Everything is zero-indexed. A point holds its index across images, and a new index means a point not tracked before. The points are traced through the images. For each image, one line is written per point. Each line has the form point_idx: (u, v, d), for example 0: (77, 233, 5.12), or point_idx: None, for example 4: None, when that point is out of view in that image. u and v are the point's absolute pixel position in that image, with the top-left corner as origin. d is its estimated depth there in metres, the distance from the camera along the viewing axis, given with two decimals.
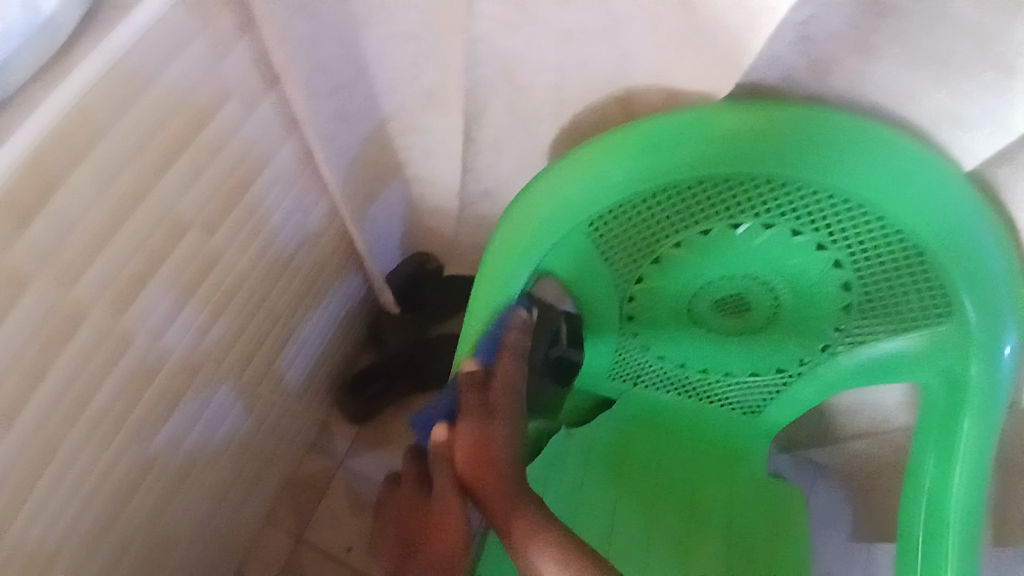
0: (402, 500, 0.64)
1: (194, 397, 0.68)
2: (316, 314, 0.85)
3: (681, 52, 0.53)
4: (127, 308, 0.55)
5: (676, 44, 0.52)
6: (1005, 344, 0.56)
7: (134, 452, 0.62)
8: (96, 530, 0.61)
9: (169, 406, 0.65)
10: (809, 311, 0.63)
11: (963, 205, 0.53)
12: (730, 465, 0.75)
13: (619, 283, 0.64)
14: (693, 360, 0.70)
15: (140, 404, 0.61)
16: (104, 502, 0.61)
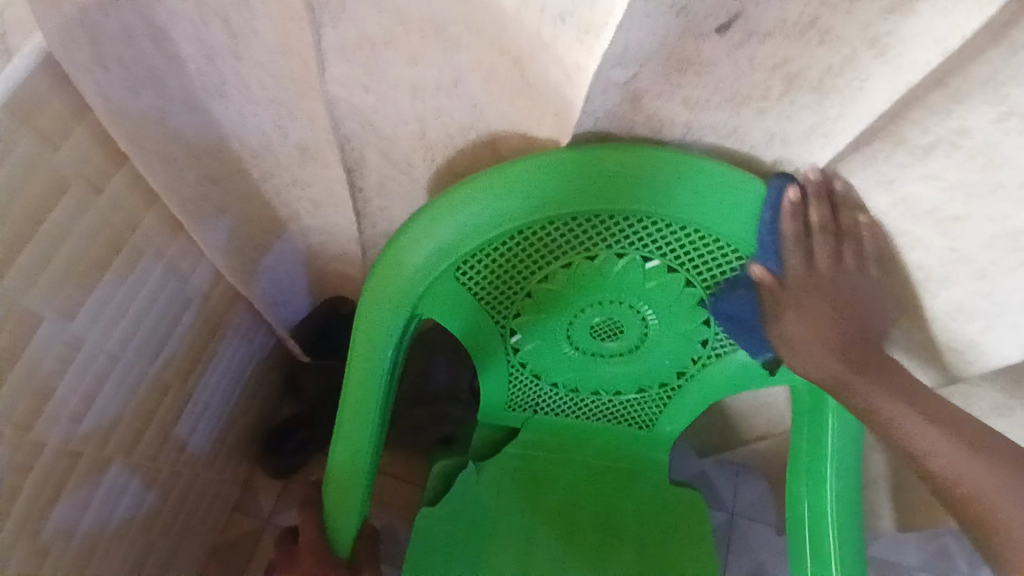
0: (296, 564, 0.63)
1: (82, 482, 0.66)
2: (213, 376, 0.86)
3: (520, 102, 0.54)
4: None
5: (513, 95, 0.53)
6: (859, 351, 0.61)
7: (22, 550, 0.60)
8: None
9: (52, 499, 0.63)
10: (674, 328, 0.67)
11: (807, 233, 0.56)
12: (635, 478, 0.77)
13: (498, 317, 0.66)
14: (582, 383, 0.73)
15: (20, 501, 0.59)
16: None
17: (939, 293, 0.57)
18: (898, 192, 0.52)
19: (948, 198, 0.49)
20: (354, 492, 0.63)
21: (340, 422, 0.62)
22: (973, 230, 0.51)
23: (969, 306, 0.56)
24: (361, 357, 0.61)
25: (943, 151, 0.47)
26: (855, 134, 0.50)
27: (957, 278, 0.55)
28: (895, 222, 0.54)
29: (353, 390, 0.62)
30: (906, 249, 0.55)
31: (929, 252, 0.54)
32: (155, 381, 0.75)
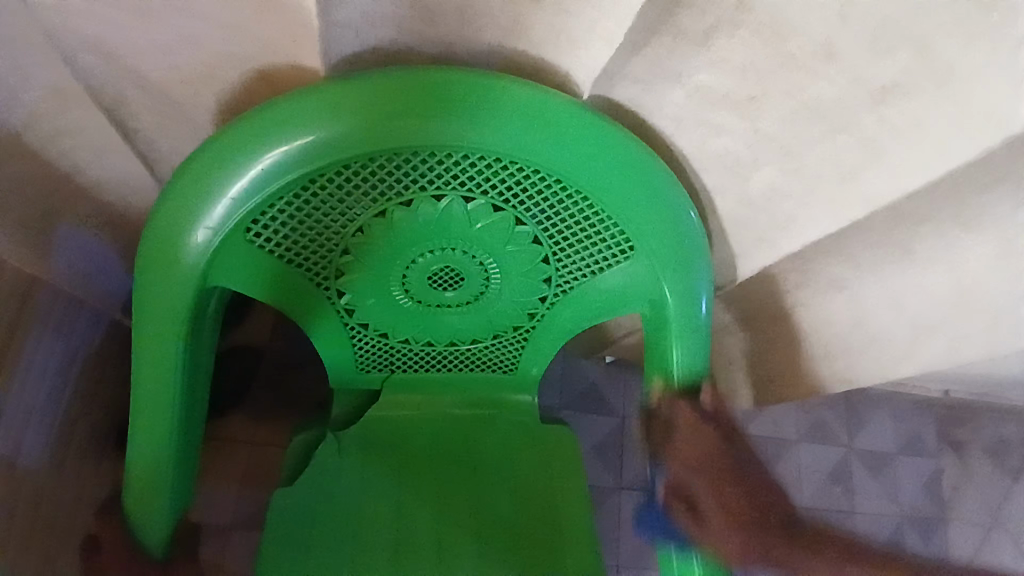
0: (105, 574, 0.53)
1: None
2: (27, 380, 0.75)
3: (268, 19, 0.51)
4: None
5: (258, 12, 0.50)
6: (695, 266, 0.60)
7: None
8: None
9: None
10: (514, 270, 0.62)
11: (613, 141, 0.54)
12: (499, 419, 0.76)
13: (317, 279, 0.59)
14: (431, 336, 0.68)
15: None
16: None
17: (750, 176, 0.61)
18: (690, 82, 0.55)
19: (738, 78, 0.53)
20: (159, 489, 0.53)
21: (135, 416, 0.53)
22: (773, 105, 0.54)
23: (780, 184, 0.60)
24: (153, 342, 0.52)
25: (725, 30, 0.50)
26: (628, 25, 0.50)
27: (764, 158, 0.59)
28: (696, 112, 0.57)
29: (146, 380, 0.53)
30: (716, 137, 0.59)
31: (734, 137, 0.58)
32: None
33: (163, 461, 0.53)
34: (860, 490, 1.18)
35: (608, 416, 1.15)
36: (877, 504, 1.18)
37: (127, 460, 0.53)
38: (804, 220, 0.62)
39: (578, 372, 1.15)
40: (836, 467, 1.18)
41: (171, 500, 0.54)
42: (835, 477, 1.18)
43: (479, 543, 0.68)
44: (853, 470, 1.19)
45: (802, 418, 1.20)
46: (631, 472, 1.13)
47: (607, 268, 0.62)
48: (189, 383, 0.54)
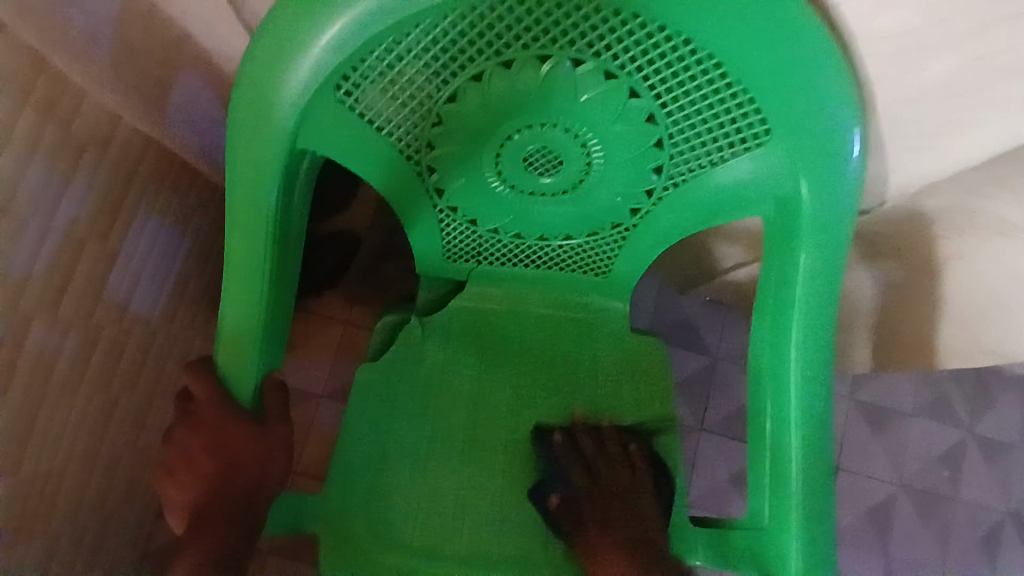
0: (198, 419, 0.52)
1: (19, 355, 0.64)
2: (142, 233, 0.81)
3: None
4: None
5: None
6: (846, 160, 0.50)
7: None
8: None
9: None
10: (621, 155, 0.55)
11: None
12: (589, 327, 0.72)
13: (408, 151, 0.56)
14: (522, 227, 0.64)
15: None
16: None
17: (926, 68, 0.49)
18: None
19: None
20: (249, 344, 0.53)
21: (227, 273, 0.53)
22: None
23: (963, 74, 0.48)
24: (241, 200, 0.51)
25: None
26: None
27: (947, 45, 0.47)
28: None
29: (238, 237, 0.52)
30: (884, 11, 0.46)
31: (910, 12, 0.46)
32: (65, 236, 0.68)
33: (249, 323, 0.53)
34: (968, 475, 1.10)
35: (700, 351, 1.09)
36: (983, 495, 1.10)
37: (219, 316, 0.53)
38: (992, 121, 0.51)
39: (671, 304, 1.09)
40: (944, 448, 1.11)
41: (261, 354, 0.53)
42: (942, 459, 1.10)
43: (554, 437, 0.69)
44: (964, 453, 1.11)
45: (923, 389, 1.12)
46: (714, 414, 1.08)
47: (733, 157, 0.54)
48: (277, 246, 0.53)
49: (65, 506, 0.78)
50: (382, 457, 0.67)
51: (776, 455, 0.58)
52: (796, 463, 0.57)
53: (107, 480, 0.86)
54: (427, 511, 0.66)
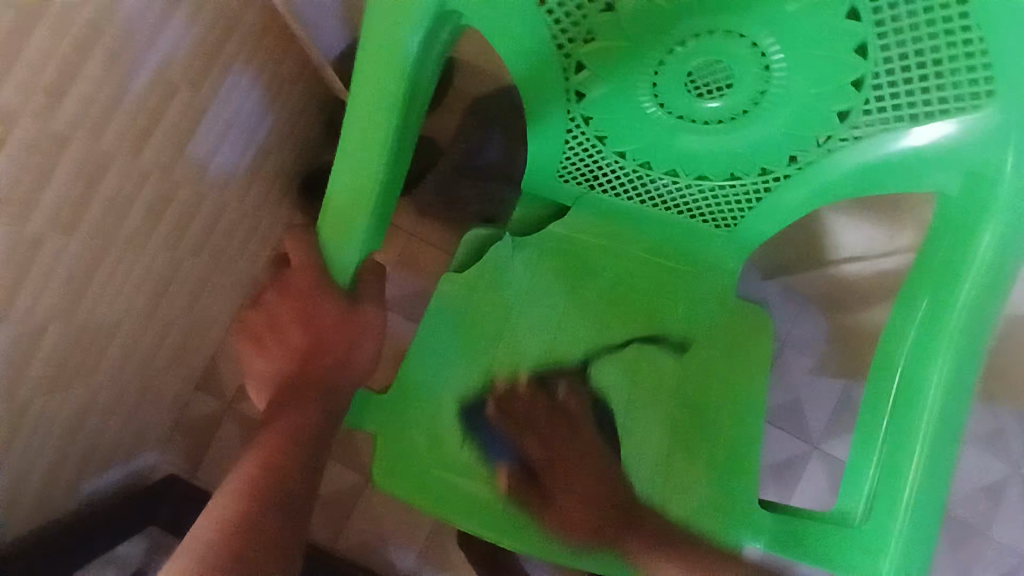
0: (288, 287, 0.48)
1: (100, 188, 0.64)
2: (233, 91, 0.79)
3: None
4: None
5: None
6: None
7: (49, 243, 0.60)
8: (23, 323, 0.61)
9: (74, 201, 0.61)
10: (806, 86, 0.49)
11: None
12: (693, 279, 0.66)
13: (563, 39, 0.49)
14: (658, 158, 0.57)
15: (47, 187, 0.58)
16: (12, 292, 0.59)
17: None
18: None
19: None
20: (357, 218, 0.47)
21: (346, 135, 0.47)
22: None
23: None
24: (376, 52, 0.45)
25: None
26: None
27: None
28: None
29: (365, 97, 0.46)
30: None
31: None
32: (159, 76, 0.66)
33: (362, 195, 0.47)
34: (1006, 518, 0.96)
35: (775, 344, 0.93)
36: (1020, 540, 0.96)
37: (329, 185, 0.48)
38: None
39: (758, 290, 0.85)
40: (989, 483, 0.96)
41: (366, 232, 0.48)
42: (985, 493, 0.96)
43: (632, 385, 0.65)
44: (1007, 492, 0.96)
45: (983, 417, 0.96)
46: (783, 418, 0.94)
47: (936, 115, 0.48)
48: (404, 119, 0.47)
49: (114, 353, 0.79)
50: (449, 369, 0.65)
51: (891, 455, 0.53)
52: (913, 469, 0.52)
53: (159, 337, 0.87)
54: (490, 436, 0.64)
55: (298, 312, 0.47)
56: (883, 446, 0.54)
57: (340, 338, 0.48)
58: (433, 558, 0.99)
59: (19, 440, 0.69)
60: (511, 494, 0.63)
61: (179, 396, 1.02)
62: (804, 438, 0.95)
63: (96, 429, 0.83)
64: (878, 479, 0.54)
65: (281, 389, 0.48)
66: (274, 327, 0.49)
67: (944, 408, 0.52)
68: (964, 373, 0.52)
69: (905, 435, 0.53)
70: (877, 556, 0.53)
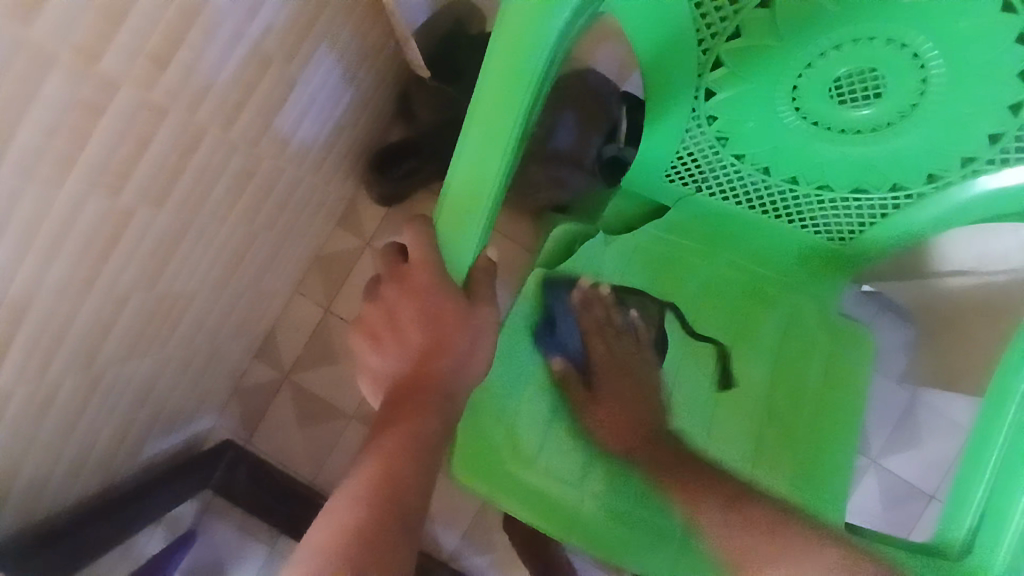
0: (406, 277, 0.46)
1: (193, 161, 0.63)
2: (316, 67, 0.77)
3: None
4: (113, 47, 0.47)
5: None
6: None
7: (140, 215, 0.59)
8: (110, 292, 0.61)
9: (169, 173, 0.60)
10: (962, 102, 0.45)
11: None
12: (787, 289, 0.64)
13: (704, 35, 0.46)
14: (780, 164, 0.54)
15: (145, 160, 0.56)
16: (104, 263, 0.58)
17: None
18: None
19: None
20: (475, 210, 0.45)
21: (470, 119, 0.44)
22: None
23: None
24: (510, 35, 0.42)
25: None
26: None
27: None
28: None
29: (494, 87, 0.44)
30: None
31: None
32: (257, 48, 0.64)
33: (483, 184, 0.45)
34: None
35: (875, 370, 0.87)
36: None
37: (448, 175, 0.45)
38: None
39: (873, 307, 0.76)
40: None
41: (484, 225, 0.45)
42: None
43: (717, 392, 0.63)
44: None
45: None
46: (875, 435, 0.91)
47: None
48: (531, 111, 0.45)
49: (185, 322, 0.79)
50: (535, 363, 0.63)
51: (995, 486, 0.51)
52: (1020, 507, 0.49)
53: (228, 307, 0.88)
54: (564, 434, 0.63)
55: (414, 307, 0.46)
56: (989, 477, 0.52)
57: (458, 333, 0.46)
58: (479, 540, 0.99)
59: (94, 404, 0.69)
60: (599, 493, 0.61)
61: (239, 363, 1.03)
62: (862, 450, 0.91)
63: (163, 394, 0.84)
64: (982, 509, 0.51)
65: (394, 390, 0.47)
66: (392, 318, 0.47)
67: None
68: None
69: (1014, 468, 0.50)
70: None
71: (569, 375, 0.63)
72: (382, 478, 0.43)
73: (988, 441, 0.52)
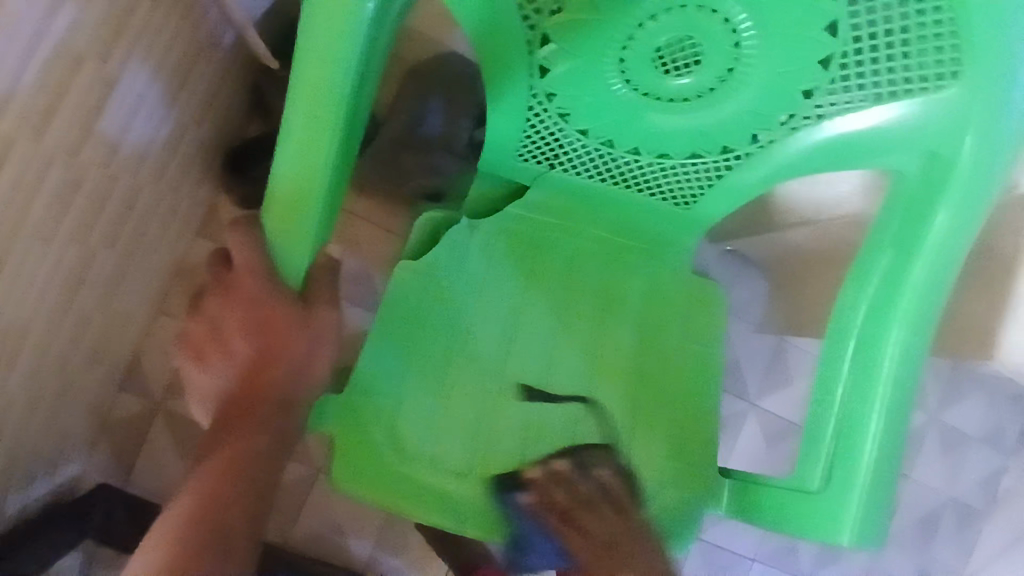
0: (228, 287, 0.44)
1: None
2: (144, 60, 0.70)
3: None
4: None
5: None
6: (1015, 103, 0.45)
7: None
8: None
9: None
10: (776, 63, 0.48)
11: None
12: (647, 255, 0.66)
13: (529, 12, 0.46)
14: (622, 136, 0.55)
15: None
16: None
17: None
18: None
19: None
20: (306, 207, 0.42)
21: (290, 110, 0.42)
22: None
23: None
24: (320, 19, 0.40)
25: None
26: None
27: None
28: None
29: (311, 75, 0.41)
30: None
31: None
32: (66, 43, 0.58)
33: (313, 180, 0.42)
34: (923, 459, 1.05)
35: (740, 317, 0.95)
36: (930, 477, 1.05)
37: (272, 173, 0.42)
38: None
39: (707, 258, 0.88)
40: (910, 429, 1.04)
41: (318, 224, 0.43)
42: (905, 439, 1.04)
43: (592, 362, 0.64)
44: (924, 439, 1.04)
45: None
46: (753, 382, 0.98)
47: (899, 96, 0.47)
48: (356, 96, 0.43)
49: (23, 358, 0.69)
50: (408, 358, 0.62)
51: (843, 428, 0.53)
52: (867, 448, 0.52)
53: (77, 336, 0.78)
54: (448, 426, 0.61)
55: (238, 315, 0.43)
56: (837, 417, 0.54)
57: (290, 341, 0.44)
58: (390, 546, 0.95)
59: None
60: (486, 482, 0.60)
61: (101, 399, 0.92)
62: (741, 396, 0.98)
63: (9, 444, 0.73)
64: (834, 456, 0.53)
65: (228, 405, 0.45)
66: (218, 332, 0.45)
67: (896, 376, 0.52)
68: (916, 347, 0.52)
69: (859, 412, 0.53)
70: (836, 528, 0.52)
71: (575, 480, 0.60)
72: (215, 476, 0.44)
73: (832, 383, 0.54)
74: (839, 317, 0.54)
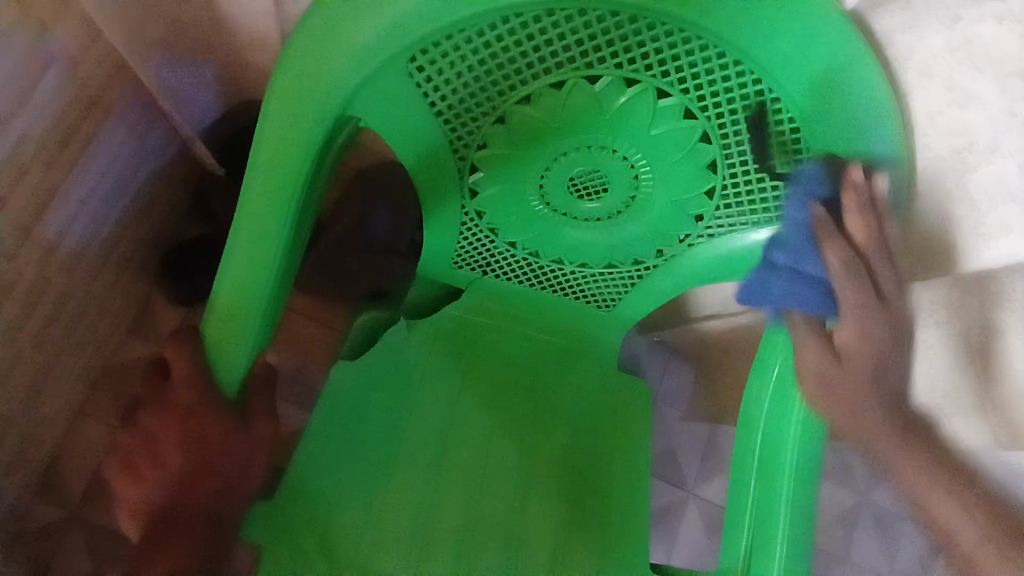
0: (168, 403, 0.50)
1: None
2: (88, 169, 0.74)
3: None
4: None
5: None
6: None
7: None
8: None
9: None
10: (672, 192, 0.55)
11: (857, 88, 0.46)
12: (573, 354, 0.71)
13: (456, 146, 0.53)
14: (546, 248, 0.62)
15: None
16: None
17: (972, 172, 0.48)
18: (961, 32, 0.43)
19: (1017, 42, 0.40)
20: (247, 314, 0.49)
21: (234, 232, 0.48)
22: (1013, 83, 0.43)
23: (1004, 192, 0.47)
24: (268, 155, 0.47)
25: None
26: None
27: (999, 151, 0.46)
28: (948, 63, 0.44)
29: (254, 197, 0.48)
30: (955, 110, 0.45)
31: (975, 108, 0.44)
32: (4, 161, 0.62)
33: (252, 292, 0.49)
34: (859, 538, 1.04)
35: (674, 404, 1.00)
36: (871, 560, 1.04)
37: (216, 285, 0.49)
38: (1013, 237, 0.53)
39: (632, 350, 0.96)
40: (844, 508, 1.05)
41: (256, 334, 0.50)
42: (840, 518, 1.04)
43: (525, 461, 0.65)
44: (859, 516, 1.04)
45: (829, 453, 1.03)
46: (693, 470, 1.00)
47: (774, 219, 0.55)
48: (297, 217, 0.50)
49: None
50: (345, 459, 0.62)
51: (759, 502, 0.61)
52: (781, 518, 0.59)
53: None
54: (383, 526, 0.61)
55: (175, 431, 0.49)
56: (754, 500, 0.62)
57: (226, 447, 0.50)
58: None
59: None
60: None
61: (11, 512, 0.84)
62: (679, 484, 0.99)
63: None
64: (753, 538, 0.60)
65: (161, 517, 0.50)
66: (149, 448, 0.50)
67: (799, 462, 0.60)
68: (815, 436, 0.60)
69: (771, 496, 0.60)
70: None
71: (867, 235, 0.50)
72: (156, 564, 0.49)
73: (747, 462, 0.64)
74: (749, 409, 0.64)
